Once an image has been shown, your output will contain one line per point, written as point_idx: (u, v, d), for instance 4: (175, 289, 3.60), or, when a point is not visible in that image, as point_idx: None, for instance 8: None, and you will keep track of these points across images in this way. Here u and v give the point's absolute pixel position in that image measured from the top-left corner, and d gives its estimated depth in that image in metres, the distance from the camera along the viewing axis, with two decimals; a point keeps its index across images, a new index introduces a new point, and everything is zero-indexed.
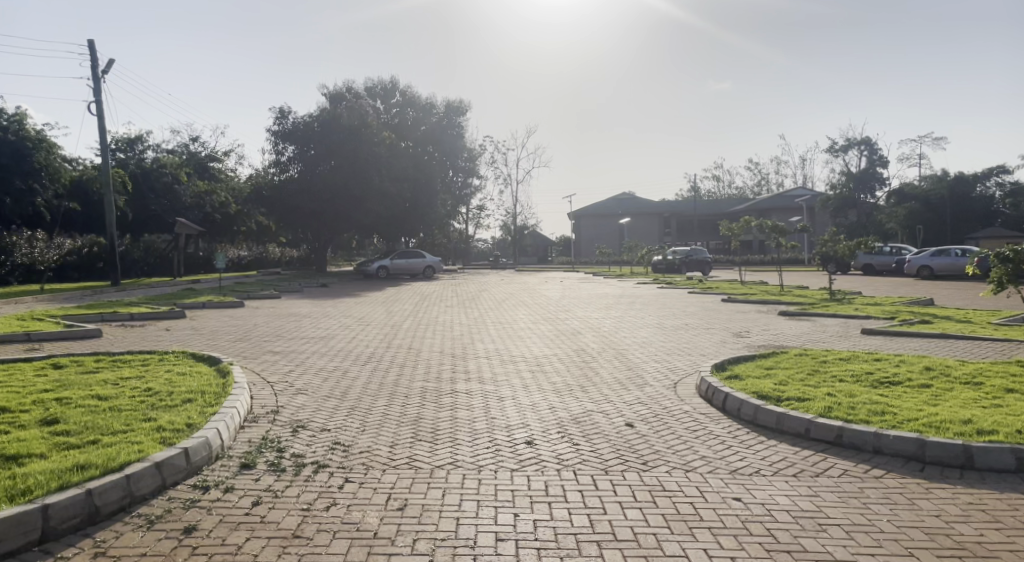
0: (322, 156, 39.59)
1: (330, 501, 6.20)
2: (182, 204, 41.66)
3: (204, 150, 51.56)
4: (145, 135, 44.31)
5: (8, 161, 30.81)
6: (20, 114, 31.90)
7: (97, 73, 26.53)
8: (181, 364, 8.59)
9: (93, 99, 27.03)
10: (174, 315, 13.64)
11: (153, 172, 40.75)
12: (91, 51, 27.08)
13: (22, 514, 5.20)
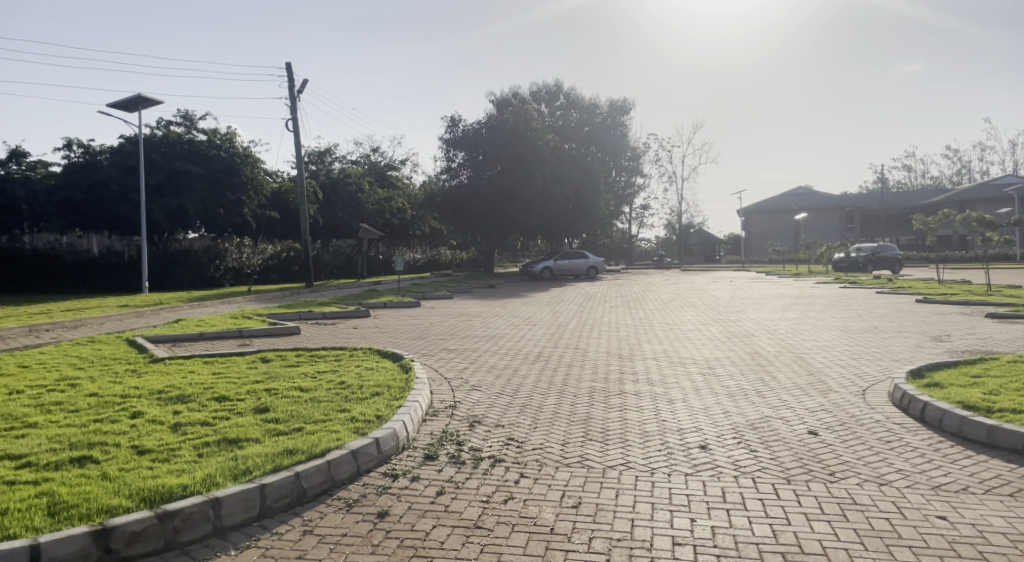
0: (489, 161, 41.04)
1: (507, 494, 6.42)
2: (365, 211, 44.75)
3: (382, 159, 55.33)
4: (332, 148, 47.79)
5: (220, 175, 34.79)
6: (232, 134, 35.57)
7: (294, 92, 28.99)
8: (368, 360, 9.24)
9: (291, 117, 29.56)
10: (359, 314, 14.71)
11: (340, 182, 44.40)
12: (289, 72, 29.61)
13: (245, 491, 5.88)
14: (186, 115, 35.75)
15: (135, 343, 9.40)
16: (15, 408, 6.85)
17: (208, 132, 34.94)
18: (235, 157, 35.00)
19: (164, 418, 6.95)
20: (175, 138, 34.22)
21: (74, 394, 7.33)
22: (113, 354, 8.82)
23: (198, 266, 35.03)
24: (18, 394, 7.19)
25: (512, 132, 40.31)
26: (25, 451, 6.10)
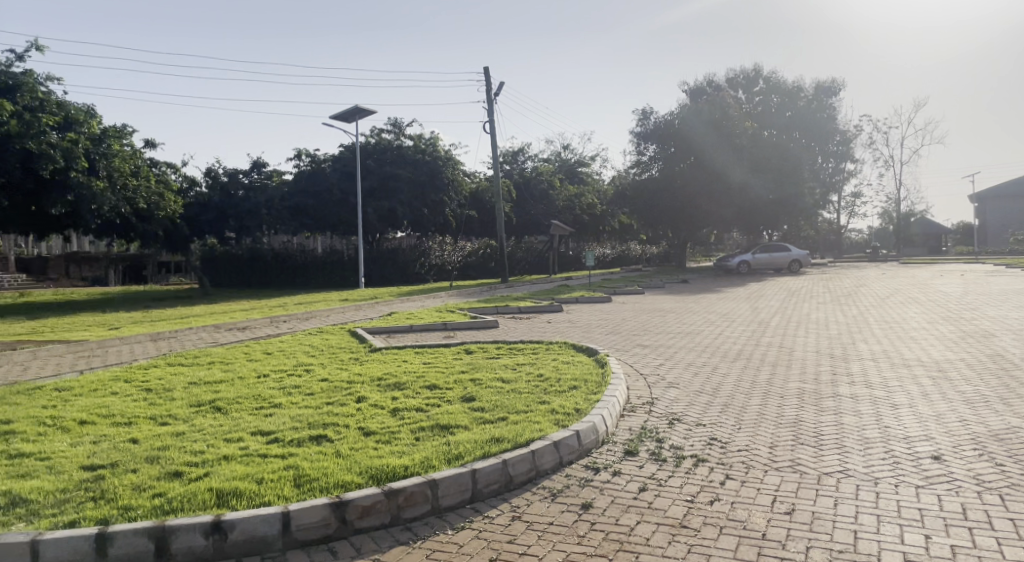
0: (681, 153, 40.48)
1: (713, 495, 6.21)
2: (557, 208, 45.86)
3: (573, 158, 56.62)
4: (526, 147, 50.82)
5: (427, 179, 37.19)
6: (435, 139, 38.01)
7: (491, 95, 30.21)
8: (564, 353, 9.41)
9: (488, 119, 30.89)
10: (553, 309, 15.06)
11: (533, 180, 45.83)
12: (486, 77, 30.88)
13: (458, 476, 6.21)
14: (395, 122, 38.72)
15: (356, 333, 10.33)
16: (264, 389, 7.77)
17: (414, 137, 37.69)
18: (438, 160, 37.32)
19: (384, 403, 7.54)
20: (387, 144, 37.23)
21: (308, 378, 8.18)
22: (338, 343, 9.75)
23: (406, 264, 38.14)
24: (264, 377, 8.16)
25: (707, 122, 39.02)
26: (273, 428, 6.89)
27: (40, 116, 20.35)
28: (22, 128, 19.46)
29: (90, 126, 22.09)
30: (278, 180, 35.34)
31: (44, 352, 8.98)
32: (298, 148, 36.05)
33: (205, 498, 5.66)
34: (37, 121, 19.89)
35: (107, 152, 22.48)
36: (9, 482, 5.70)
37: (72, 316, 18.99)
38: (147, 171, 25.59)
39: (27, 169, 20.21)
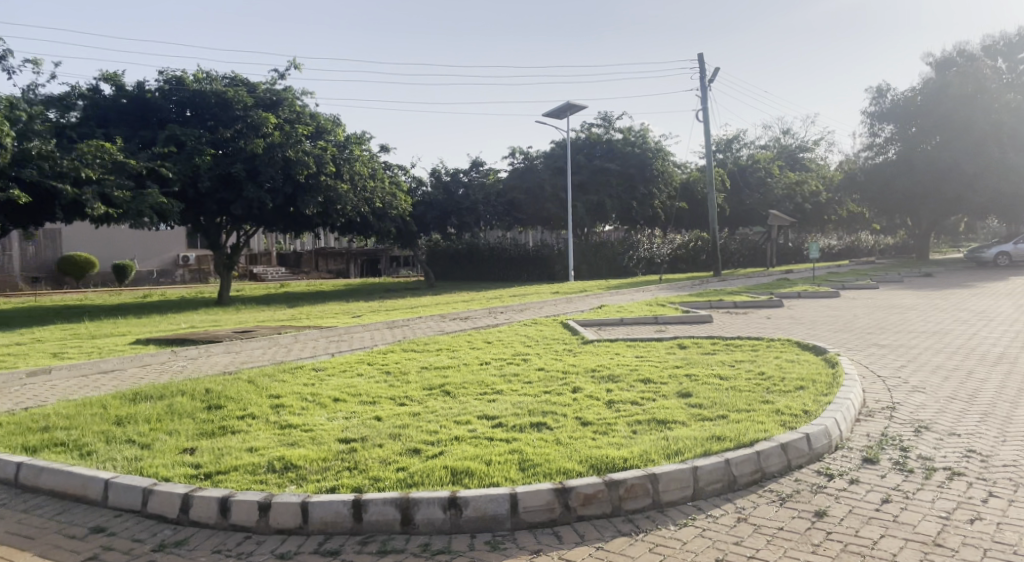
0: (926, 132, 36.93)
1: (973, 514, 5.54)
2: (774, 197, 43.75)
3: (793, 143, 53.88)
4: (741, 134, 48.82)
5: (636, 171, 37.17)
6: (645, 130, 37.94)
7: (705, 82, 29.37)
8: (787, 351, 8.90)
9: (701, 107, 30.08)
10: (773, 305, 14.36)
11: (749, 168, 44.03)
12: (700, 63, 30.10)
13: (679, 472, 6.09)
14: (605, 115, 39.20)
15: (569, 324, 10.57)
16: (487, 376, 8.20)
17: (624, 130, 37.89)
18: (647, 151, 37.19)
19: (601, 395, 7.62)
20: (596, 139, 38.08)
21: (526, 367, 8.50)
22: (553, 334, 10.04)
23: (615, 256, 38.46)
24: (486, 364, 8.62)
25: (957, 94, 35.24)
26: (497, 413, 7.24)
27: (297, 127, 22.86)
28: (283, 137, 22.10)
29: (337, 134, 24.55)
30: (494, 177, 37.15)
31: (301, 336, 10.21)
32: (513, 146, 37.89)
33: (442, 475, 6.09)
34: (295, 132, 22.47)
35: (351, 157, 24.95)
36: (282, 449, 6.55)
37: (323, 305, 21.33)
38: (382, 173, 28.07)
39: (285, 176, 22.48)
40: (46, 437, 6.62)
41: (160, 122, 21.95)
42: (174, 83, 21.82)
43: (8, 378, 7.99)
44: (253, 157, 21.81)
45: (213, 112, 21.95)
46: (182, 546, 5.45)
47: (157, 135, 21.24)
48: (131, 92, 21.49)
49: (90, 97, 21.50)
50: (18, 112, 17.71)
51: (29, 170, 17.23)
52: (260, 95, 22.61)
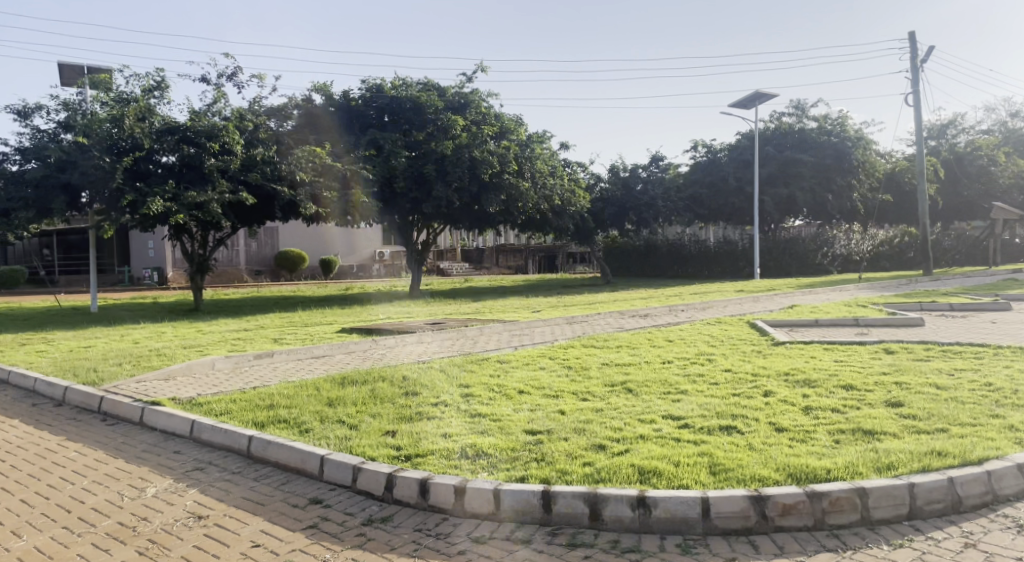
0: None
1: None
2: (997, 188, 39.34)
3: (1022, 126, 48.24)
4: (959, 118, 44.36)
5: (835, 162, 34.86)
6: (844, 118, 35.69)
7: (917, 63, 26.76)
8: (1018, 361, 7.90)
9: (912, 90, 27.59)
10: (998, 308, 12.80)
11: (967, 156, 39.48)
12: (912, 42, 27.55)
13: (893, 487, 5.56)
14: (798, 104, 37.44)
15: (757, 325, 10.10)
16: (671, 375, 8.04)
17: (819, 118, 35.85)
18: (846, 140, 34.88)
19: (796, 400, 7.19)
20: (787, 129, 36.30)
21: (712, 368, 8.23)
22: (740, 335, 9.65)
23: (805, 253, 36.19)
24: (669, 363, 8.45)
25: None
26: (683, 413, 7.04)
27: (483, 127, 23.98)
28: (470, 138, 23.13)
29: (520, 133, 25.28)
30: (674, 171, 36.47)
31: (486, 329, 10.60)
32: (697, 141, 37.70)
33: (629, 473, 6.02)
34: (480, 132, 23.46)
35: (533, 154, 25.65)
36: (473, 437, 6.82)
37: (505, 299, 22.04)
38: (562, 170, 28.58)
39: (472, 175, 23.50)
40: (271, 413, 7.38)
41: (362, 127, 24.02)
42: (375, 91, 23.92)
43: (240, 359, 9.03)
44: (442, 157, 22.96)
45: (408, 116, 23.87)
46: (387, 522, 5.82)
47: (359, 139, 23.07)
48: (338, 101, 23.68)
49: (306, 106, 23.79)
50: (246, 121, 19.80)
51: (256, 175, 19.00)
52: (449, 99, 24.11)
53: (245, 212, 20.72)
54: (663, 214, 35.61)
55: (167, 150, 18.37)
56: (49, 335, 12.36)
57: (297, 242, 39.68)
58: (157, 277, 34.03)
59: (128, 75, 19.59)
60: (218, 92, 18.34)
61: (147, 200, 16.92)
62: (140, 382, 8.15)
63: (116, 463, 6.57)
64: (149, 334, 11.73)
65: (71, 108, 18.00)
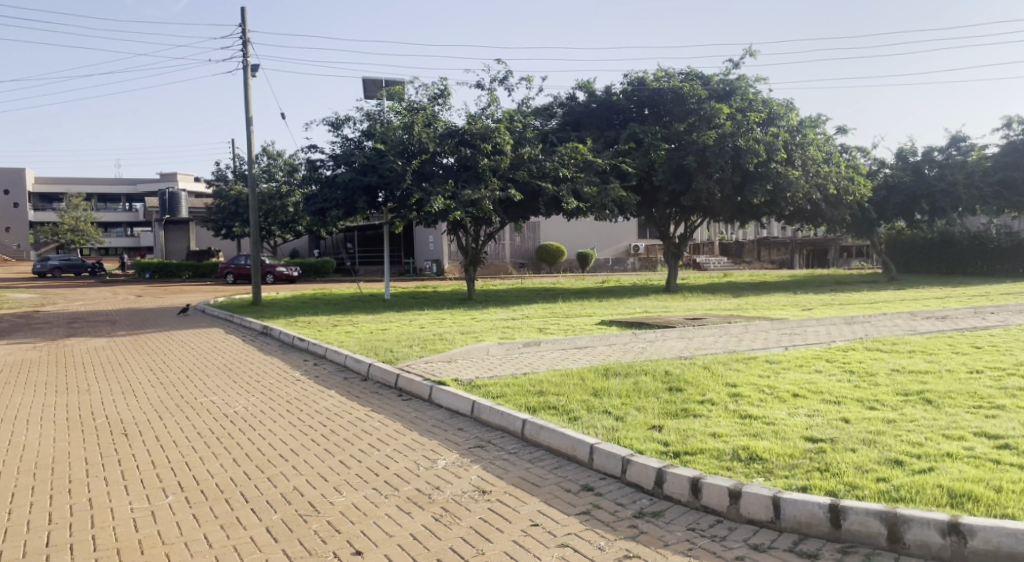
0: None
1: None
2: None
3: None
4: None
5: None
6: None
7: None
8: None
9: None
10: None
11: None
12: None
13: None
14: None
15: None
16: (981, 388, 7.03)
17: None
18: None
19: None
20: None
21: None
22: None
23: None
24: (977, 373, 7.41)
25: None
26: (1002, 432, 6.07)
27: (748, 114, 22.85)
28: (735, 127, 22.18)
29: (790, 119, 23.71)
30: (981, 152, 31.85)
31: (753, 326, 10.17)
32: (1011, 117, 32.41)
33: (936, 494, 5.24)
34: (746, 120, 22.43)
35: (803, 142, 23.99)
36: (747, 439, 6.51)
37: (771, 296, 21.01)
38: (838, 156, 26.61)
39: (735, 165, 22.53)
40: (541, 399, 7.73)
41: (622, 121, 24.22)
42: (636, 84, 23.69)
43: (511, 346, 9.67)
44: (704, 147, 22.37)
45: (669, 108, 23.43)
46: (660, 517, 5.75)
47: (620, 134, 23.43)
48: (600, 97, 24.03)
49: (569, 106, 24.66)
50: (515, 123, 20.71)
51: (523, 172, 20.07)
52: (714, 86, 23.25)
53: (513, 206, 22.07)
54: (963, 202, 31.58)
55: (448, 152, 20.03)
56: (354, 317, 14.24)
57: (558, 236, 42.03)
58: (436, 269, 38.36)
59: (417, 85, 21.56)
60: (491, 96, 19.58)
61: (430, 199, 18.59)
62: (427, 362, 9.07)
63: (411, 435, 7.35)
64: (432, 320, 12.98)
65: (372, 119, 20.42)
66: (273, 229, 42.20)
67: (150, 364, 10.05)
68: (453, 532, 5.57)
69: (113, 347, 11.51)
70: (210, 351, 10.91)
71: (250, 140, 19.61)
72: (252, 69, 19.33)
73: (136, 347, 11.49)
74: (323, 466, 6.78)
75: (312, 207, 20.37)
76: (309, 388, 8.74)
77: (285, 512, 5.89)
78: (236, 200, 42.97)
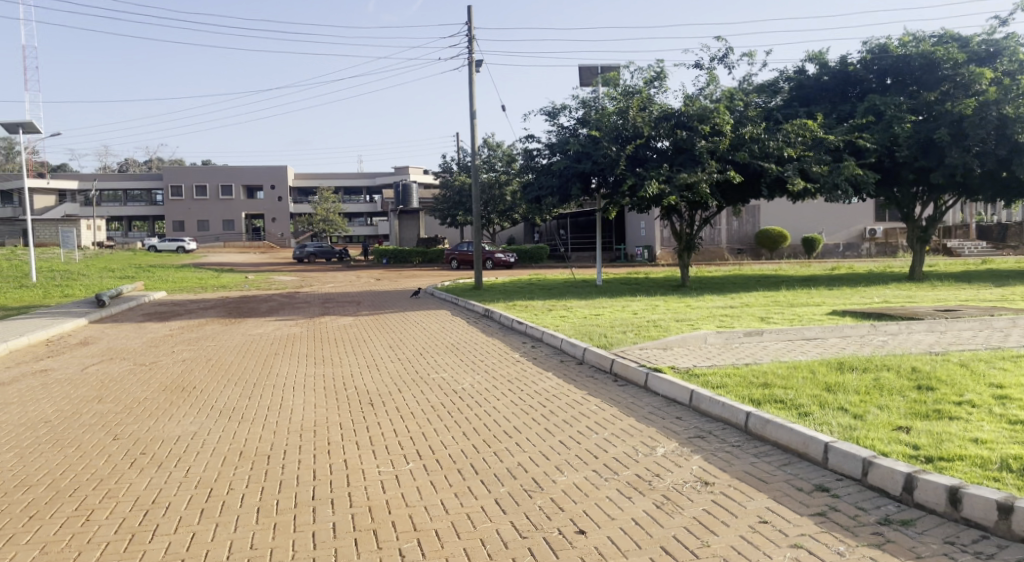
0: None
1: None
2: None
3: None
4: None
5: None
6: None
7: None
8: None
9: None
10: None
11: None
12: None
13: None
14: None
15: None
16: None
17: None
18: None
19: None
20: None
21: None
22: None
23: None
24: None
25: None
26: None
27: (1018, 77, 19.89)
28: (1001, 93, 19.52)
29: None
30: None
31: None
32: None
33: None
34: (1016, 84, 19.53)
35: None
36: (1017, 447, 5.67)
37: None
38: None
39: (1000, 136, 19.85)
40: (767, 392, 7.40)
41: (859, 93, 22.63)
42: (878, 51, 21.80)
43: (731, 336, 9.48)
44: (961, 117, 19.91)
45: (917, 76, 21.32)
46: (910, 527, 5.14)
47: (856, 107, 21.80)
48: (834, 69, 22.52)
49: (797, 79, 23.28)
50: (736, 102, 19.94)
51: (744, 153, 19.22)
52: (974, 49, 20.80)
53: (732, 190, 21.24)
54: None
55: (663, 136, 19.79)
56: (568, 302, 14.59)
57: (782, 220, 40.13)
58: (647, 255, 38.36)
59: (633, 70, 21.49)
60: (710, 76, 18.89)
61: (645, 183, 18.58)
62: (643, 349, 9.11)
63: (628, 421, 7.36)
64: (646, 306, 12.93)
65: (587, 106, 20.75)
66: (491, 218, 44.46)
67: (388, 341, 11.05)
68: (677, 521, 5.44)
69: (358, 325, 12.85)
70: (438, 331, 11.77)
71: (473, 133, 20.74)
72: (477, 63, 20.36)
73: (377, 325, 12.76)
74: (544, 445, 7.00)
75: (530, 195, 21.33)
76: (528, 370, 9.09)
77: (512, 486, 6.16)
78: (459, 191, 45.95)
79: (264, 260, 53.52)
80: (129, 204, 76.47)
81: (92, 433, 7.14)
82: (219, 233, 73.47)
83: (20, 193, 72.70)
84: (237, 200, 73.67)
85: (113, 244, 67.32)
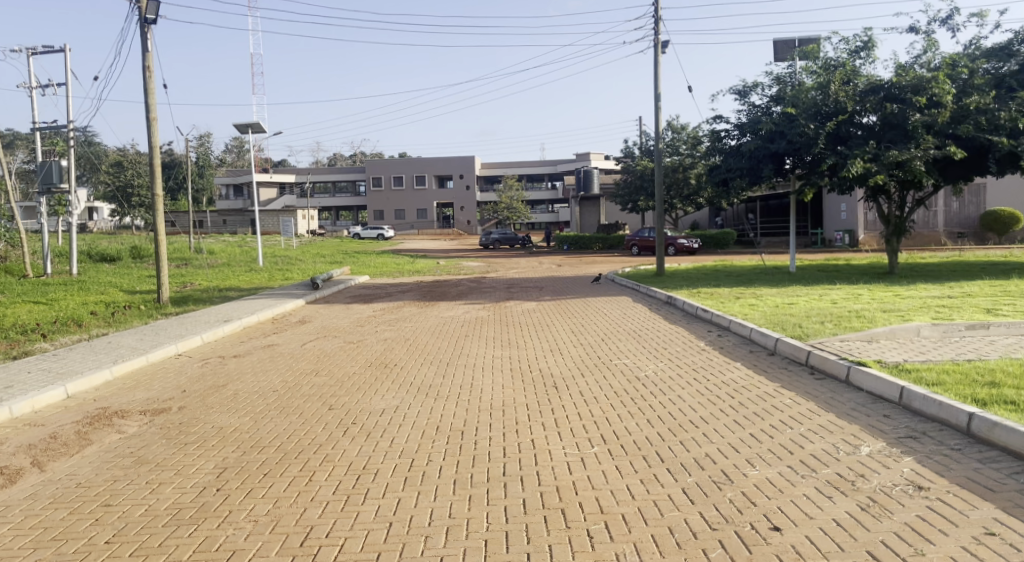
0: None
1: None
2: None
3: None
4: None
5: None
6: None
7: None
8: None
9: None
10: None
11: None
12: None
13: None
14: None
15: None
16: None
17: None
18: None
19: None
20: None
21: None
22: None
23: None
24: None
25: None
26: None
27: None
28: None
29: None
30: None
31: None
32: None
33: None
34: None
35: None
36: None
37: None
38: None
39: None
40: (995, 393, 6.64)
41: None
42: None
43: (950, 329, 8.65)
44: None
45: None
46: None
47: None
48: None
49: None
50: (959, 69, 17.88)
51: (968, 126, 17.27)
52: None
53: (951, 165, 19.07)
54: None
55: (870, 110, 18.37)
56: (759, 290, 13.99)
57: (1014, 199, 35.78)
58: (849, 239, 36.00)
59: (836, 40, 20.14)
60: (929, 41, 17.14)
61: (848, 163, 17.26)
62: (844, 342, 8.54)
63: (828, 417, 6.93)
64: (846, 295, 12.08)
65: (783, 82, 19.79)
66: (675, 203, 43.68)
67: (571, 326, 11.23)
68: (885, 525, 5.02)
69: (541, 310, 13.16)
70: (620, 317, 11.77)
71: (658, 115, 20.37)
72: (663, 44, 20.01)
73: (559, 311, 13.03)
74: (734, 437, 6.76)
75: (716, 177, 20.60)
76: (715, 359, 8.84)
77: (700, 477, 6.01)
78: (642, 176, 45.46)
79: (453, 246, 56.53)
80: (337, 193, 83.09)
81: (311, 403, 7.92)
82: (414, 221, 78.44)
83: (248, 187, 82.58)
84: (429, 190, 78.14)
85: (322, 232, 74.50)
